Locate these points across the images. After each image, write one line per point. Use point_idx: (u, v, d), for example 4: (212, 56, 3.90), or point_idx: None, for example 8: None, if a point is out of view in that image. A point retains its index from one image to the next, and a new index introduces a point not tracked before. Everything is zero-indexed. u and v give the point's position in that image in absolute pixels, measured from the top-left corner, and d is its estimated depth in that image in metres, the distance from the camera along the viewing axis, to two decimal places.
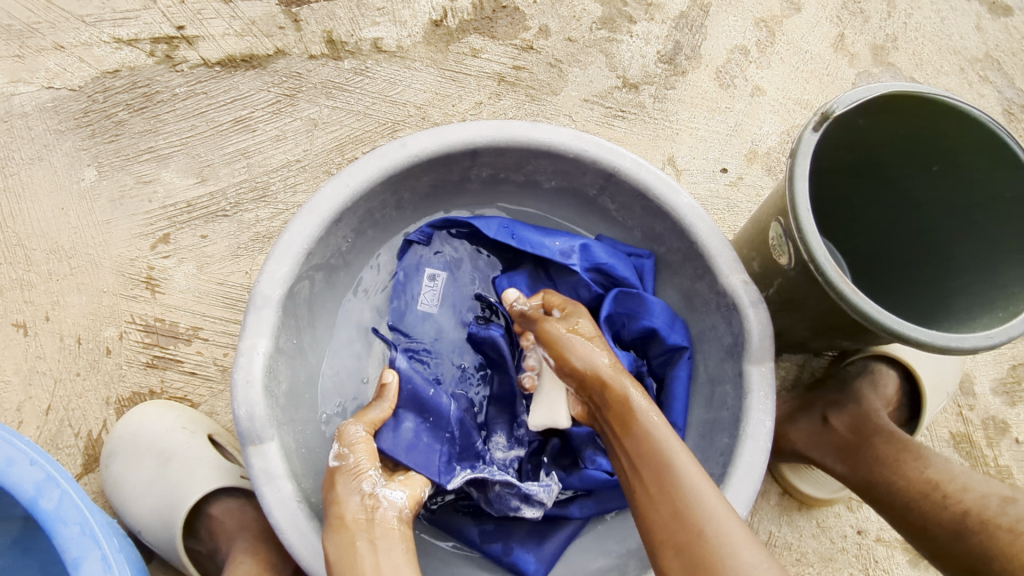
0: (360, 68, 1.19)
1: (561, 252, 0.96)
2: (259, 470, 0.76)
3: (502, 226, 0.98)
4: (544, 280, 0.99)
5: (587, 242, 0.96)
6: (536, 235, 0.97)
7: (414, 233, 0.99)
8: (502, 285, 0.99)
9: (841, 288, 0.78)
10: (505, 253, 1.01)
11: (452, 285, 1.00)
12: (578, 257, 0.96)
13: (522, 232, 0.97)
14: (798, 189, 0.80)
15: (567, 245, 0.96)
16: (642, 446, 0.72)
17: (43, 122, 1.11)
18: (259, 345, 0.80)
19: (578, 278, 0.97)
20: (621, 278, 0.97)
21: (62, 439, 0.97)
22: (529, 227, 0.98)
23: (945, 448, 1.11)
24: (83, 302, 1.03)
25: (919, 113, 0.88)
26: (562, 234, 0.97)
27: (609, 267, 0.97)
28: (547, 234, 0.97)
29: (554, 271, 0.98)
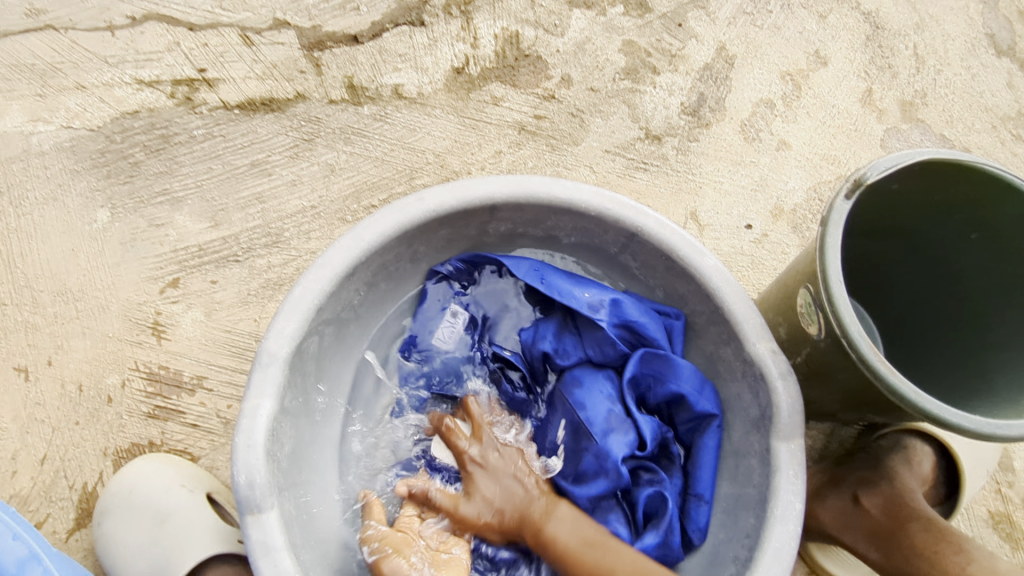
0: (379, 114, 1.18)
1: (590, 305, 0.91)
2: (256, 542, 0.72)
3: (532, 268, 0.94)
4: (570, 330, 0.94)
5: (618, 297, 0.91)
6: (566, 283, 0.93)
7: (443, 266, 0.96)
8: (526, 336, 0.95)
9: (877, 366, 0.74)
10: (532, 299, 0.98)
11: (476, 330, 0.97)
12: (607, 312, 0.91)
13: (552, 278, 0.93)
14: (830, 258, 0.77)
15: (596, 298, 0.91)
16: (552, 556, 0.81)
17: (60, 161, 1.10)
18: (263, 406, 0.76)
19: (605, 335, 0.91)
20: (651, 338, 0.92)
21: (56, 491, 0.93)
22: (560, 273, 0.94)
23: (983, 529, 1.04)
24: (87, 347, 1.00)
25: (958, 179, 0.84)
26: (593, 286, 0.93)
27: (639, 326, 0.92)
28: (577, 284, 0.93)
29: (582, 324, 0.92)
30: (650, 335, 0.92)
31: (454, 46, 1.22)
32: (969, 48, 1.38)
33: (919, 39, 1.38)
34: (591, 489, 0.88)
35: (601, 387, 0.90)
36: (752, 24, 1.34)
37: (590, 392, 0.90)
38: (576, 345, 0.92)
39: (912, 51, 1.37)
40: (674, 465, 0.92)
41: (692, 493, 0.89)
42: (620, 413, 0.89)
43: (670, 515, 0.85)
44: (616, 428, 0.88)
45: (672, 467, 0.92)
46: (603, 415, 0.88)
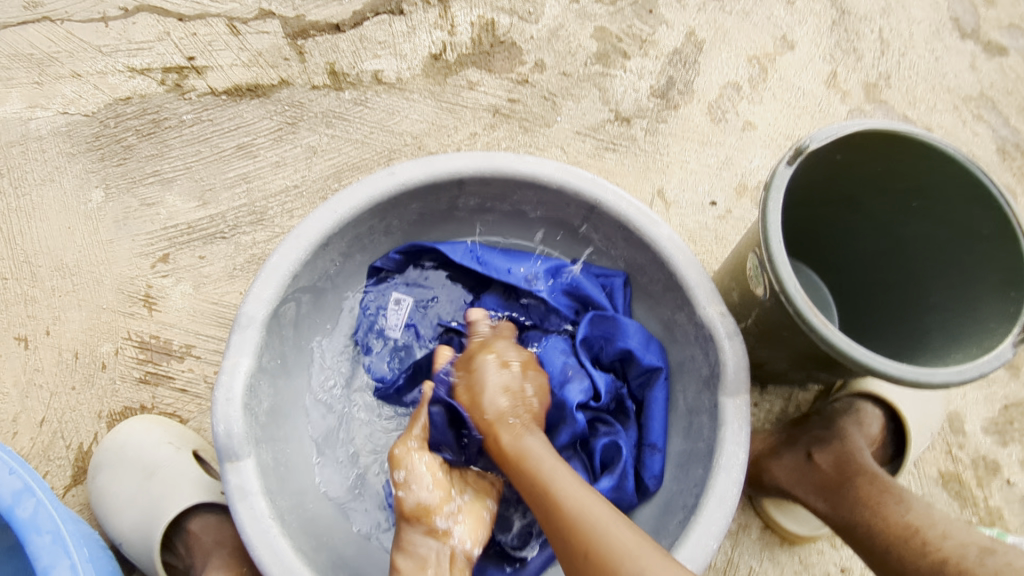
0: (360, 98, 1.24)
1: (525, 278, 1.00)
2: (234, 487, 0.78)
3: (468, 251, 1.02)
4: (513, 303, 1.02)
5: (554, 264, 1.02)
6: (503, 262, 1.02)
7: (380, 260, 1.02)
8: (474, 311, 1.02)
9: (810, 320, 0.79)
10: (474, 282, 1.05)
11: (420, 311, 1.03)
12: (541, 281, 1.00)
13: (486, 257, 1.02)
14: (770, 222, 0.82)
15: (530, 272, 1.01)
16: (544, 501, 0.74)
17: (56, 145, 1.16)
18: (241, 363, 0.83)
19: (547, 303, 1.00)
20: (588, 297, 1.00)
21: (54, 450, 1.00)
22: (495, 252, 1.03)
23: (933, 487, 1.09)
24: (82, 318, 1.07)
25: (896, 149, 0.89)
26: (526, 260, 1.02)
27: (575, 288, 1.01)
28: (514, 261, 1.02)
29: (523, 297, 1.01)
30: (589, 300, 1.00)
31: (432, 34, 1.28)
32: (933, 31, 1.43)
33: (885, 24, 1.43)
34: (556, 440, 0.94)
35: (555, 344, 0.98)
36: (721, 11, 1.38)
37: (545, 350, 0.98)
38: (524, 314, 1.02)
39: (878, 35, 1.41)
40: (630, 418, 0.98)
41: (646, 443, 0.95)
42: (574, 365, 0.96)
43: (624, 461, 0.92)
44: (571, 378, 0.95)
45: (628, 421, 0.98)
46: (560, 366, 0.95)
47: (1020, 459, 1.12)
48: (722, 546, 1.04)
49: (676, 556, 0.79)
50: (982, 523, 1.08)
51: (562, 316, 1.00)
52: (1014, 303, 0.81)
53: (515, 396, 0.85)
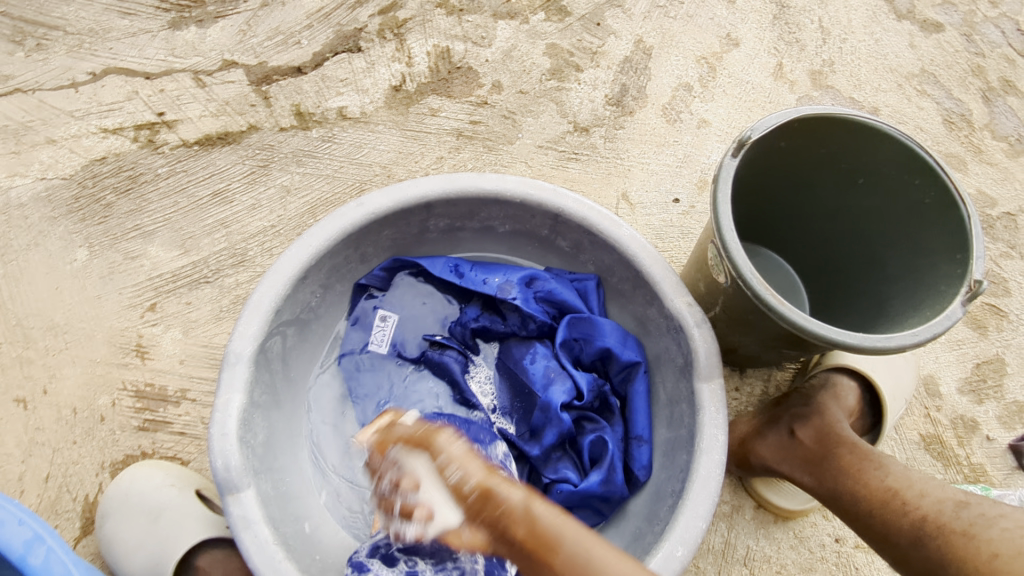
0: (327, 135, 1.28)
1: (500, 289, 1.02)
2: (237, 518, 0.81)
3: (448, 264, 1.06)
4: (493, 313, 1.06)
5: (530, 273, 1.03)
6: (478, 275, 1.05)
7: (365, 278, 1.06)
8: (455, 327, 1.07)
9: (768, 300, 0.83)
10: (454, 295, 1.09)
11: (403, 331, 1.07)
12: (516, 290, 1.02)
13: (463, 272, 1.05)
14: (722, 211, 0.86)
15: (506, 282, 1.03)
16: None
17: (38, 210, 1.20)
18: (233, 400, 0.86)
19: (526, 311, 1.03)
20: (565, 301, 1.03)
21: (61, 504, 1.03)
22: (472, 266, 1.06)
23: (916, 450, 1.13)
24: (78, 374, 1.10)
25: (837, 131, 0.93)
26: (500, 271, 1.04)
27: (553, 294, 1.03)
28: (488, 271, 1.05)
29: (502, 307, 1.04)
30: (565, 305, 1.03)
31: (391, 67, 1.33)
32: (870, 16, 1.49)
33: (823, 13, 1.49)
34: (543, 442, 0.97)
35: (538, 350, 1.02)
36: (666, 16, 1.44)
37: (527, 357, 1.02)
38: (503, 323, 1.04)
39: (818, 24, 1.47)
40: (615, 414, 1.02)
41: (632, 436, 0.98)
42: (556, 367, 1.00)
43: (611, 455, 0.95)
44: (553, 380, 0.99)
45: (613, 417, 1.02)
46: (542, 371, 1.00)
47: (997, 415, 1.16)
48: (718, 529, 1.07)
49: (669, 541, 0.83)
50: (967, 481, 1.12)
51: (540, 324, 1.03)
52: (960, 265, 0.86)
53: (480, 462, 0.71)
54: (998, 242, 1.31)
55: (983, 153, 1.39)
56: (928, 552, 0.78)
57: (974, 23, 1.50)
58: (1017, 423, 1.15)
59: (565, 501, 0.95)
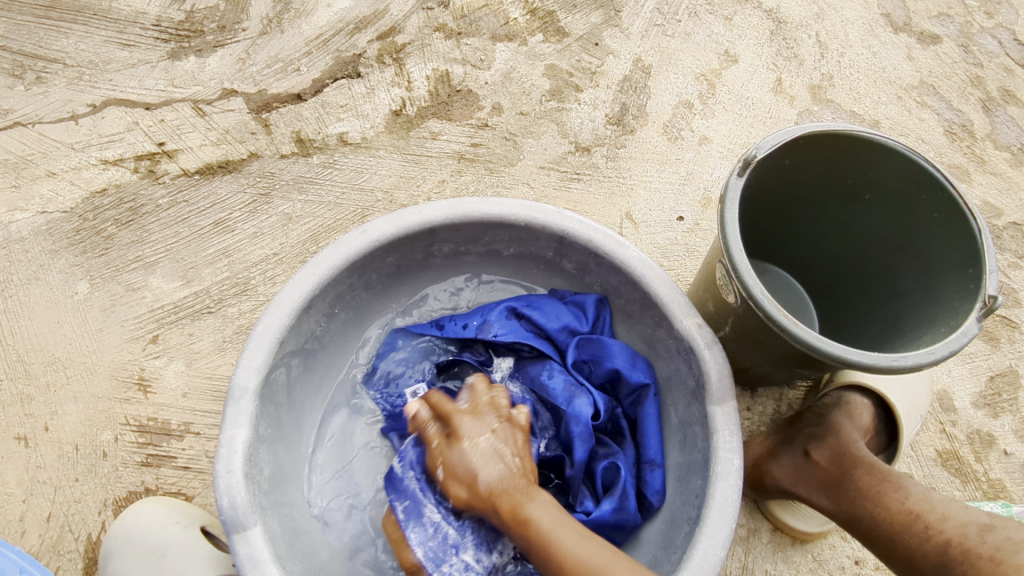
0: (328, 161, 1.28)
1: (480, 327, 1.03)
2: (244, 557, 0.79)
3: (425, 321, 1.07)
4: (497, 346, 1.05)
5: (507, 304, 1.04)
6: (458, 321, 1.06)
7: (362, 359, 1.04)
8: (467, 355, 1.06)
9: (779, 320, 0.81)
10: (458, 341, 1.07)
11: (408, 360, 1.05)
12: (498, 326, 1.02)
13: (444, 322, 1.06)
14: (729, 231, 0.85)
15: (483, 322, 1.03)
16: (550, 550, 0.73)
17: (38, 244, 1.19)
18: (238, 435, 0.84)
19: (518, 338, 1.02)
20: (552, 333, 1.03)
21: (64, 544, 1.01)
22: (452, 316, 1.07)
23: (933, 467, 1.11)
24: (79, 409, 1.08)
25: (842, 148, 0.93)
26: (477, 313, 1.05)
27: (539, 324, 1.03)
28: (468, 317, 1.05)
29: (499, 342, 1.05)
30: (554, 334, 1.03)
31: (391, 91, 1.33)
32: (868, 29, 1.50)
33: (820, 28, 1.49)
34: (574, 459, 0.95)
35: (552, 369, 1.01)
36: (664, 34, 1.44)
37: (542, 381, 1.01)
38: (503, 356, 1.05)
39: (815, 39, 1.48)
40: (625, 438, 1.00)
41: (644, 460, 0.97)
42: (574, 382, 1.00)
43: (623, 481, 0.93)
44: (576, 393, 0.98)
45: (624, 441, 1.00)
46: (562, 387, 0.99)
47: (1013, 429, 1.14)
48: (735, 553, 1.05)
49: (687, 571, 0.80)
50: (986, 497, 1.10)
51: (533, 348, 1.02)
52: (973, 280, 0.84)
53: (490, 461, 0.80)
54: (1005, 252, 1.30)
55: (986, 163, 1.39)
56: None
57: (971, 34, 1.50)
58: None
59: None
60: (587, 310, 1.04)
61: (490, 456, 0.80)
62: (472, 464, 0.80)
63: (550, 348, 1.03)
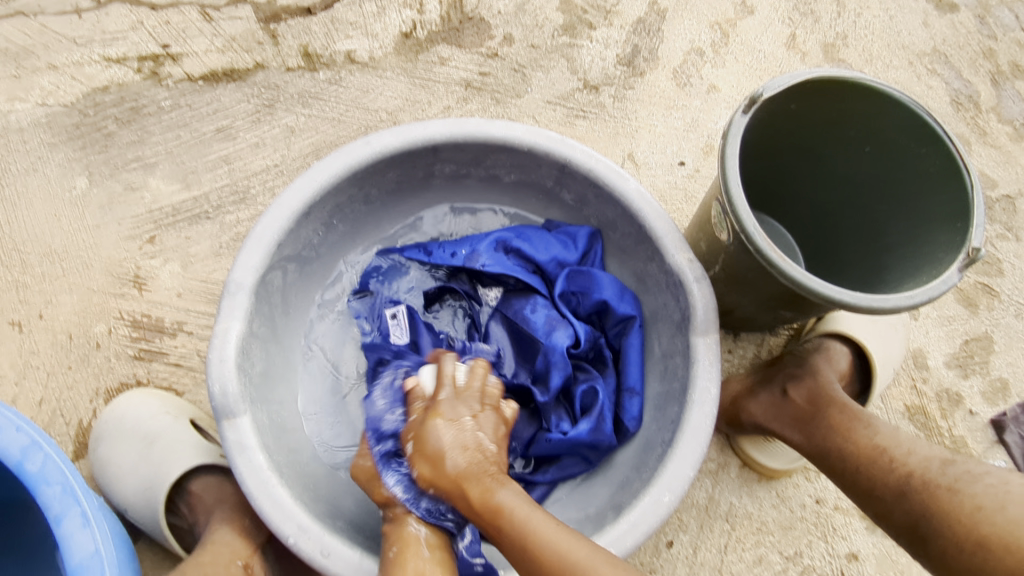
0: (334, 78, 1.27)
1: (467, 258, 1.03)
2: (233, 442, 0.81)
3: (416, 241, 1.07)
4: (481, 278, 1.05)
5: (496, 235, 1.04)
6: (447, 248, 1.05)
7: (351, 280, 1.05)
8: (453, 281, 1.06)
9: (769, 255, 0.83)
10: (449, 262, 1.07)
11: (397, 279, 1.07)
12: (483, 258, 1.02)
13: (433, 245, 1.06)
14: (729, 166, 0.86)
15: (472, 251, 1.03)
16: (512, 535, 0.72)
17: (38, 136, 1.18)
18: (232, 328, 0.86)
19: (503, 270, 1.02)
20: (539, 264, 1.04)
21: (54, 427, 1.03)
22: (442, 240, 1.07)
23: (900, 419, 1.15)
24: (74, 301, 1.10)
25: (847, 97, 0.94)
26: (468, 243, 1.05)
27: (527, 255, 1.04)
28: (457, 246, 1.06)
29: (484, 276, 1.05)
30: (543, 265, 1.04)
31: (402, 13, 1.31)
32: None
33: None
34: (550, 386, 0.97)
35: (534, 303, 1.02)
36: None
37: (524, 312, 1.02)
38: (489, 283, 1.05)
39: None
40: (607, 366, 1.02)
41: (624, 387, 1.00)
42: (557, 316, 1.01)
43: (601, 405, 0.97)
44: (556, 326, 1.00)
45: (606, 370, 1.03)
46: (542, 320, 1.00)
47: (980, 390, 1.18)
48: (703, 485, 1.09)
49: (656, 487, 0.84)
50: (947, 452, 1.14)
51: (519, 281, 1.02)
52: (959, 233, 0.86)
53: (468, 439, 0.80)
54: (995, 224, 1.32)
55: (988, 135, 1.40)
56: (911, 506, 0.77)
57: (989, 5, 1.49)
58: (1000, 399, 1.18)
59: (555, 449, 0.96)
60: (580, 241, 1.06)
61: (462, 441, 0.79)
62: (444, 445, 0.79)
63: (538, 281, 1.03)
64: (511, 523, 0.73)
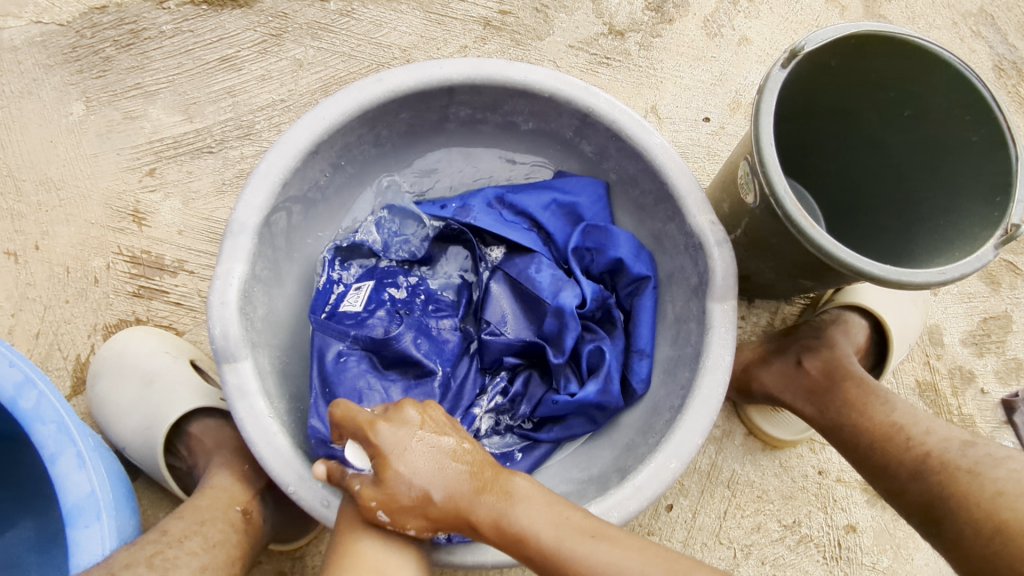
0: (346, 9, 1.19)
1: (458, 211, 1.01)
2: (233, 386, 0.79)
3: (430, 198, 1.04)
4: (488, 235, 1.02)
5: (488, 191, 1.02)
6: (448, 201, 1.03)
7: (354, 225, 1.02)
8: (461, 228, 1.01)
9: (798, 222, 0.79)
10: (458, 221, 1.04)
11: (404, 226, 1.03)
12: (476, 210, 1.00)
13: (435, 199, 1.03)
14: (762, 125, 0.81)
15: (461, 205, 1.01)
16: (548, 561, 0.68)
17: (32, 56, 1.12)
18: (234, 270, 0.83)
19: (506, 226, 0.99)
20: (541, 221, 1.01)
21: (52, 361, 1.01)
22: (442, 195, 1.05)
23: (910, 395, 1.13)
24: (71, 233, 1.06)
25: (892, 56, 0.88)
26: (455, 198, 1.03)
27: (524, 211, 1.01)
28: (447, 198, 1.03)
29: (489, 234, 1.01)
30: (542, 221, 1.01)
31: None
32: None
33: None
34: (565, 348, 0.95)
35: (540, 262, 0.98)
36: None
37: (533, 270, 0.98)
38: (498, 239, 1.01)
39: None
40: (617, 327, 1.00)
41: (633, 349, 0.97)
42: (563, 276, 0.97)
43: (609, 365, 0.94)
44: (563, 285, 0.96)
45: (616, 331, 1.00)
46: (549, 280, 0.97)
47: (994, 369, 1.16)
48: (706, 451, 1.08)
49: (663, 453, 0.82)
50: None
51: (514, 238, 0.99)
52: (998, 209, 0.82)
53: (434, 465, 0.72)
54: None
55: None
56: (927, 485, 0.75)
57: None
58: (1012, 379, 1.16)
59: (561, 409, 0.94)
60: (593, 195, 1.02)
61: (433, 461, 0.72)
62: (421, 478, 0.72)
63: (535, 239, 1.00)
64: (537, 545, 0.69)
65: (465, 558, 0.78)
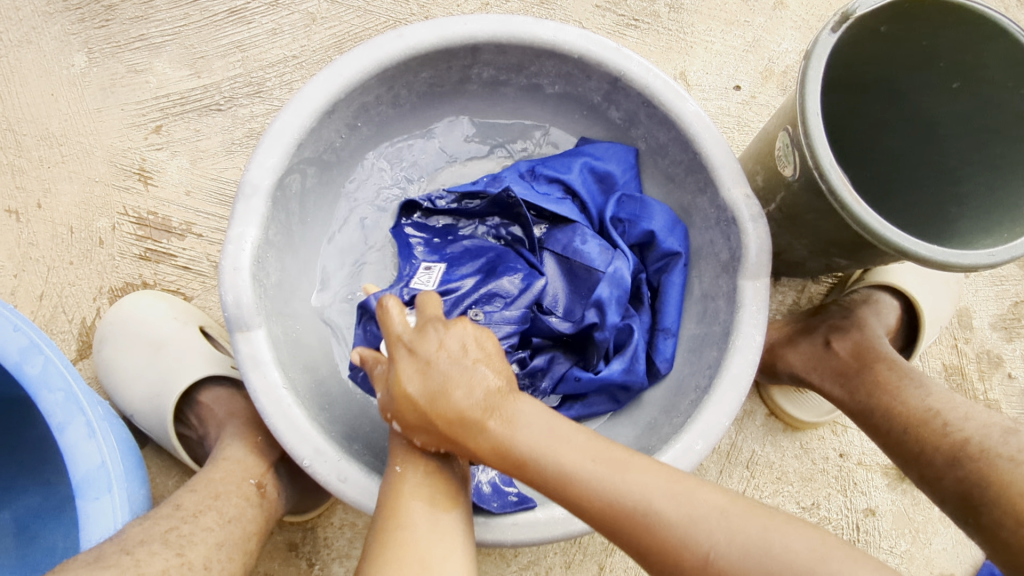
0: None
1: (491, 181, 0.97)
2: (246, 356, 0.76)
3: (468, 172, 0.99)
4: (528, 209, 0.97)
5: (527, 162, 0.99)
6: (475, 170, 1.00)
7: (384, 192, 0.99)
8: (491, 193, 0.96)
9: (843, 197, 0.75)
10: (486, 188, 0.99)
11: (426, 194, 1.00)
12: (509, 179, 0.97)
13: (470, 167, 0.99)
14: (808, 92, 0.76)
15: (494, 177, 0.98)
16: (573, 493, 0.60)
17: (31, 3, 1.06)
18: (247, 234, 0.79)
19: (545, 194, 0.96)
20: (576, 190, 0.97)
21: (56, 324, 0.98)
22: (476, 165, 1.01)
23: (936, 378, 1.11)
24: (75, 191, 1.02)
25: (947, 23, 0.83)
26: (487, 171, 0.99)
27: (562, 180, 0.97)
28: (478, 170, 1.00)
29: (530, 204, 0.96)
30: (577, 188, 0.97)
31: None
32: None
33: None
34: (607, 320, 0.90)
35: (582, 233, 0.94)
36: None
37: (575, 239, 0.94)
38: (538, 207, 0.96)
39: None
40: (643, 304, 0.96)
41: (659, 327, 0.94)
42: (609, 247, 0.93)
43: (636, 344, 0.91)
44: (614, 258, 0.92)
45: (641, 307, 0.96)
46: (597, 252, 0.92)
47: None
48: (727, 431, 1.06)
49: (688, 434, 0.80)
50: None
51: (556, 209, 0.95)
52: None
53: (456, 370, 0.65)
54: None
55: None
56: (964, 474, 0.73)
57: None
58: None
59: (584, 387, 0.91)
60: (623, 162, 0.98)
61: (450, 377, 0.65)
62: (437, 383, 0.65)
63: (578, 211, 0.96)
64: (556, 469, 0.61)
65: (482, 538, 0.73)
